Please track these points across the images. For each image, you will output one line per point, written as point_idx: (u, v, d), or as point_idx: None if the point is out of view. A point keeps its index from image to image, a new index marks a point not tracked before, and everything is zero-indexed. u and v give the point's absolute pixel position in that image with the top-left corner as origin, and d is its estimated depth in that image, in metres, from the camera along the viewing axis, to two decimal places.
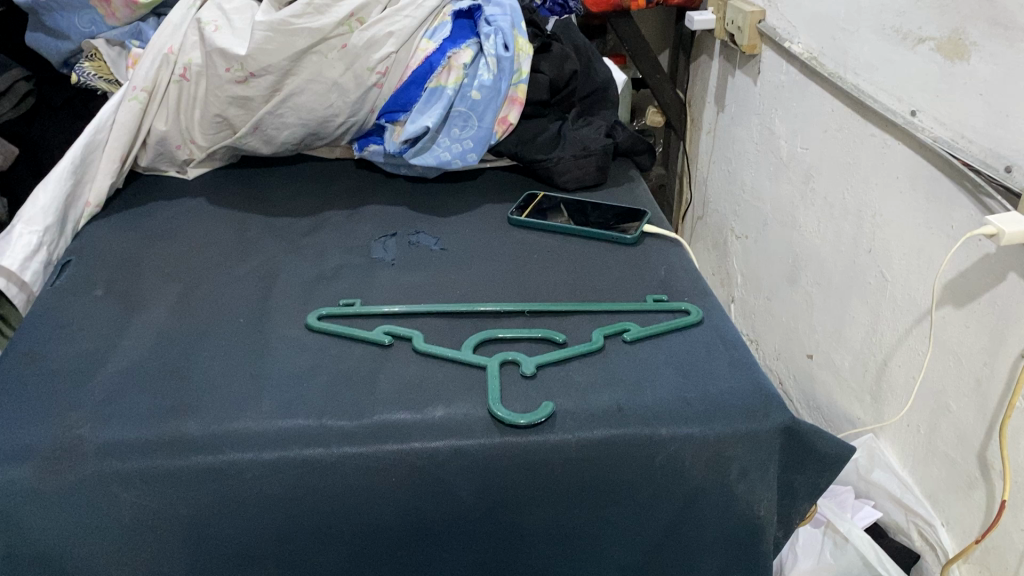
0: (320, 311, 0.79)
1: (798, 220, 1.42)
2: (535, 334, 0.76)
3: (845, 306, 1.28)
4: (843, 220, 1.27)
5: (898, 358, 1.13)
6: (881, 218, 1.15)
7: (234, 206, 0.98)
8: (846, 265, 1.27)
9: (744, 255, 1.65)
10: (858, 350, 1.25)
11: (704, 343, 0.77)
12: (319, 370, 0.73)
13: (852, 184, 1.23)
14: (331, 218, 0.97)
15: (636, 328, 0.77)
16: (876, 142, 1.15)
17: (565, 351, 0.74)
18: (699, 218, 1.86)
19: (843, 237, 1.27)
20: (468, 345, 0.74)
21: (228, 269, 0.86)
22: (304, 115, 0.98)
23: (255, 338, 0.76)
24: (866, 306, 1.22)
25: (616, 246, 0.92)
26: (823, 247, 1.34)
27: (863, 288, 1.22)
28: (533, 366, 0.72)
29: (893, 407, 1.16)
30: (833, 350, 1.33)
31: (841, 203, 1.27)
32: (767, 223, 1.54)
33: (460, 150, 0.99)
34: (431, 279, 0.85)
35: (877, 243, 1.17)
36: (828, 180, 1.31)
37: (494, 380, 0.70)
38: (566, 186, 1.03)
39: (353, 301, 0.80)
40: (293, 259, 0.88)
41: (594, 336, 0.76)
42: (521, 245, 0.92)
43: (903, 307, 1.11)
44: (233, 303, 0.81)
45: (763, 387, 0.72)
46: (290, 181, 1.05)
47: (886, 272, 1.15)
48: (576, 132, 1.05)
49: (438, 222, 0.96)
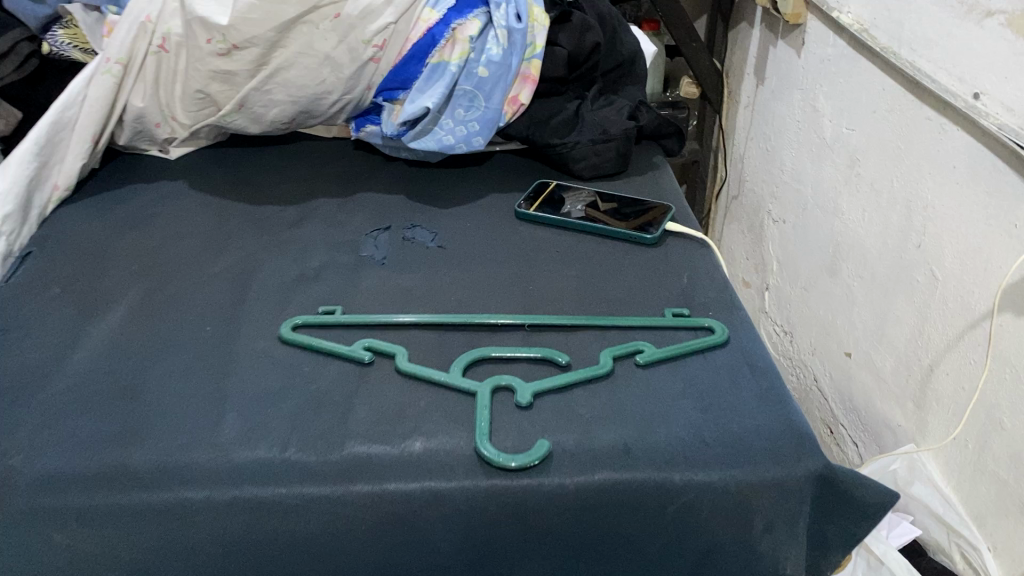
0: (295, 320, 0.70)
1: (842, 207, 1.30)
2: (535, 353, 0.67)
3: (891, 305, 1.17)
4: (892, 213, 1.15)
5: (947, 364, 1.02)
6: (935, 214, 1.04)
7: (215, 192, 0.90)
8: (893, 260, 1.16)
9: (781, 242, 1.54)
10: (902, 355, 1.14)
11: (729, 368, 0.67)
12: (290, 391, 0.64)
13: (905, 172, 1.11)
14: (320, 207, 0.88)
15: (650, 349, 0.68)
16: (932, 128, 1.03)
17: (567, 377, 0.65)
18: (732, 197, 1.74)
19: (892, 230, 1.15)
20: (457, 367, 0.65)
21: (202, 266, 0.78)
22: (294, 92, 0.89)
23: (219, 350, 0.68)
24: (913, 306, 1.11)
25: (634, 246, 0.82)
26: (868, 238, 1.23)
27: (911, 288, 1.11)
28: (529, 395, 0.63)
29: (940, 417, 1.05)
30: (873, 350, 1.23)
31: (891, 194, 1.15)
32: (807, 208, 1.42)
33: (465, 133, 0.89)
34: (424, 283, 0.76)
35: (928, 239, 1.06)
36: (875, 165, 1.19)
37: (484, 411, 0.61)
38: (583, 175, 0.92)
39: (333, 308, 0.72)
40: (275, 255, 0.80)
41: (602, 358, 0.66)
42: (529, 243, 0.82)
43: (955, 311, 1.00)
44: (201, 307, 0.73)
45: (792, 425, 0.62)
46: (280, 164, 0.95)
47: (939, 272, 1.04)
48: (597, 113, 0.95)
49: (438, 213, 0.87)
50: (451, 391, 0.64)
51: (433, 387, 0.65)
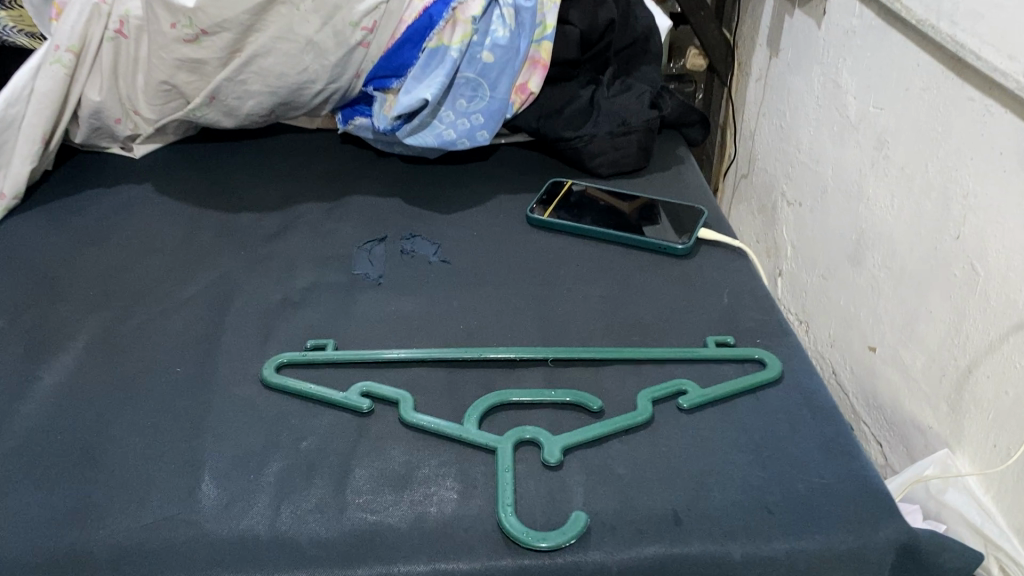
0: (281, 359, 0.60)
1: (871, 190, 1.06)
2: (563, 398, 0.58)
3: (917, 298, 0.92)
4: (924, 196, 0.91)
5: (987, 366, 0.77)
6: (972, 199, 0.80)
7: (186, 197, 0.79)
8: (926, 249, 0.90)
9: (796, 225, 1.34)
10: (928, 370, 0.90)
11: (786, 412, 0.58)
12: (277, 450, 0.55)
13: (943, 150, 0.86)
14: (306, 214, 0.77)
15: (694, 390, 0.59)
16: (975, 110, 0.80)
17: (601, 428, 0.55)
18: (740, 175, 1.60)
19: (921, 217, 0.92)
20: (472, 417, 0.56)
21: (170, 290, 0.68)
22: (272, 82, 0.78)
23: (192, 397, 0.58)
24: (947, 300, 0.86)
25: (664, 258, 0.72)
26: (897, 224, 0.98)
27: (943, 282, 0.86)
28: (558, 452, 0.54)
29: (971, 426, 0.79)
30: (900, 345, 0.98)
31: (924, 175, 0.91)
32: (829, 188, 1.21)
33: (468, 126, 0.79)
34: (428, 309, 0.66)
35: (967, 229, 0.81)
36: (904, 142, 0.96)
37: (506, 474, 0.52)
38: (600, 173, 0.82)
39: (324, 342, 0.62)
40: (255, 274, 0.70)
41: (640, 403, 0.57)
42: (544, 255, 0.73)
43: (993, 313, 0.76)
44: (170, 343, 0.63)
45: (864, 483, 0.54)
46: (260, 162, 0.85)
47: (980, 267, 0.79)
48: (614, 100, 0.84)
49: (439, 220, 0.77)
50: (466, 446, 0.55)
51: (445, 441, 0.56)
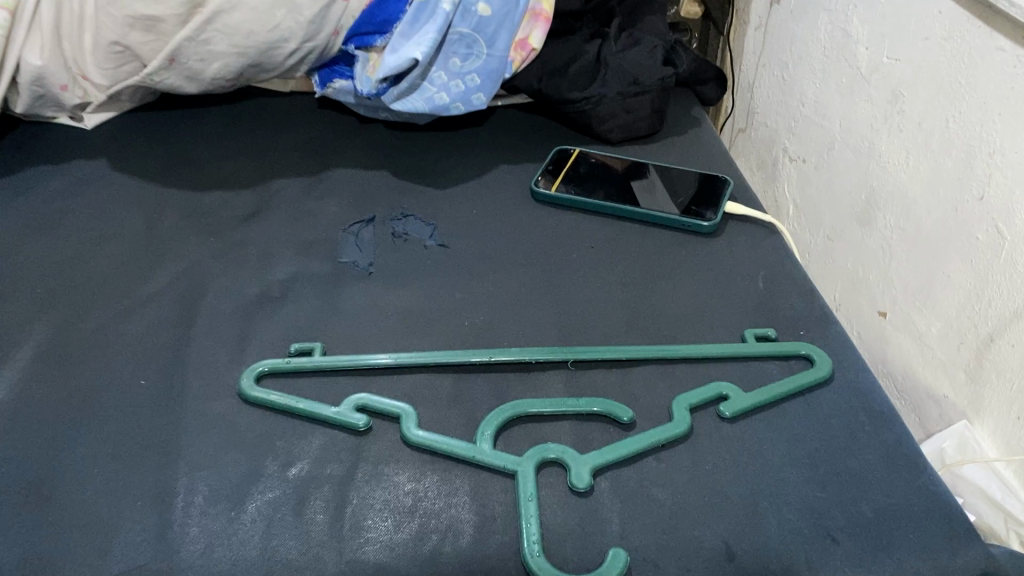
0: (261, 368, 0.52)
1: (884, 147, 0.76)
2: (589, 408, 0.50)
3: (929, 262, 0.69)
4: (944, 154, 0.67)
5: (1012, 334, 0.59)
6: (1008, 157, 0.59)
7: (145, 174, 0.70)
8: (946, 211, 0.67)
9: (800, 187, 0.95)
10: (940, 353, 0.68)
11: (839, 418, 0.51)
12: (261, 480, 0.47)
13: (966, 104, 0.63)
14: (283, 191, 0.69)
15: (736, 395, 0.52)
16: (1003, 61, 0.59)
17: (634, 445, 0.48)
18: (740, 130, 1.15)
19: (941, 176, 0.67)
20: (485, 435, 0.49)
21: (130, 285, 0.59)
22: (239, 42, 0.69)
23: (159, 416, 0.50)
24: (970, 267, 0.64)
25: (687, 237, 0.65)
26: (903, 181, 0.73)
27: (961, 246, 0.64)
28: (587, 475, 0.47)
29: (999, 397, 0.62)
30: (909, 317, 0.73)
31: (944, 127, 0.66)
32: (838, 143, 0.85)
33: (463, 89, 0.71)
34: (426, 304, 0.58)
35: (999, 186, 0.60)
36: (918, 87, 0.70)
37: (530, 504, 0.45)
38: (610, 139, 0.75)
39: (309, 347, 0.54)
40: (227, 264, 0.61)
41: (676, 413, 0.50)
42: (553, 236, 0.65)
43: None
44: (131, 350, 0.54)
45: (936, 500, 0.47)
46: (228, 132, 0.76)
47: (1006, 230, 0.59)
48: (624, 55, 0.74)
49: (434, 196, 0.69)
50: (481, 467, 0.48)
51: (456, 462, 0.48)
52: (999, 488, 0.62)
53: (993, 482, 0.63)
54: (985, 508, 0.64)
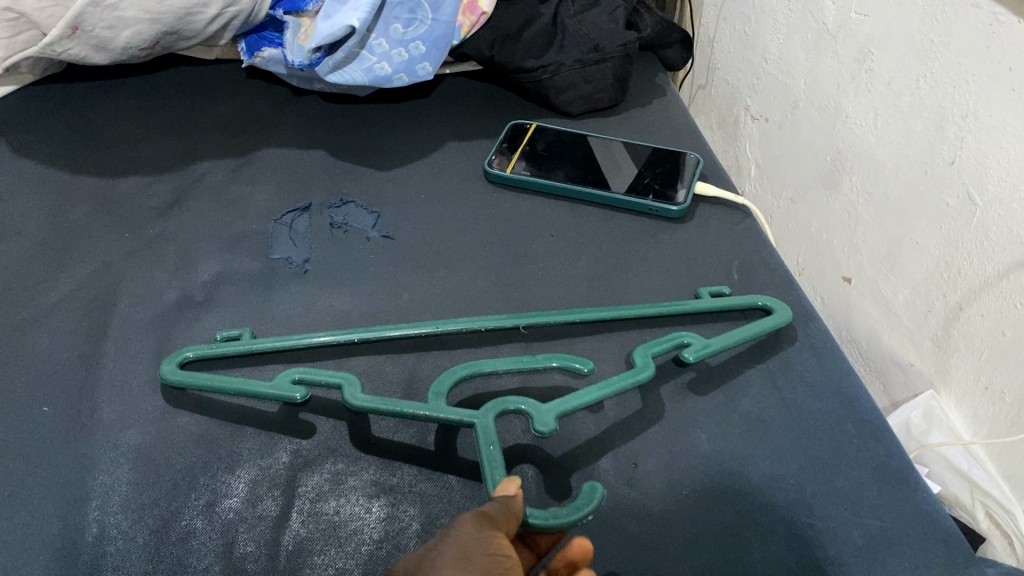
0: (186, 355, 0.47)
1: (851, 107, 0.66)
2: (546, 363, 0.45)
3: (895, 228, 0.62)
4: (913, 115, 0.58)
5: (982, 303, 0.54)
6: (985, 121, 0.51)
7: (49, 158, 0.63)
8: (914, 173, 0.59)
9: (762, 149, 0.83)
10: (905, 320, 0.62)
11: (825, 432, 0.47)
12: (183, 521, 0.41)
13: (939, 63, 0.55)
14: (208, 175, 0.62)
15: (697, 342, 0.48)
16: (977, 19, 0.51)
17: (600, 391, 0.44)
18: (700, 87, 0.99)
19: (908, 138, 0.59)
20: (441, 391, 0.43)
21: (32, 291, 0.53)
22: (152, 7, 0.62)
23: (66, 448, 0.44)
24: (940, 235, 0.57)
25: (654, 223, 0.59)
26: (868, 141, 0.64)
27: (930, 213, 0.57)
28: (553, 421, 0.41)
29: (966, 368, 0.56)
30: (874, 286, 0.66)
31: (913, 87, 0.58)
32: (802, 103, 0.74)
33: (406, 58, 0.64)
34: (368, 306, 0.52)
35: (974, 153, 0.53)
36: (886, 40, 0.61)
37: (493, 450, 0.40)
38: (569, 110, 0.68)
39: (238, 332, 0.49)
40: (143, 263, 0.55)
41: (639, 360, 0.46)
42: (509, 223, 0.59)
43: (1000, 251, 0.51)
44: (33, 369, 0.48)
45: (932, 522, 0.43)
46: (146, 106, 0.68)
47: (978, 198, 0.53)
48: (580, 18, 0.68)
49: (377, 178, 0.62)
50: (442, 480, 0.43)
51: (412, 484, 0.43)
52: (965, 459, 0.58)
53: (961, 454, 0.58)
54: (952, 479, 0.60)
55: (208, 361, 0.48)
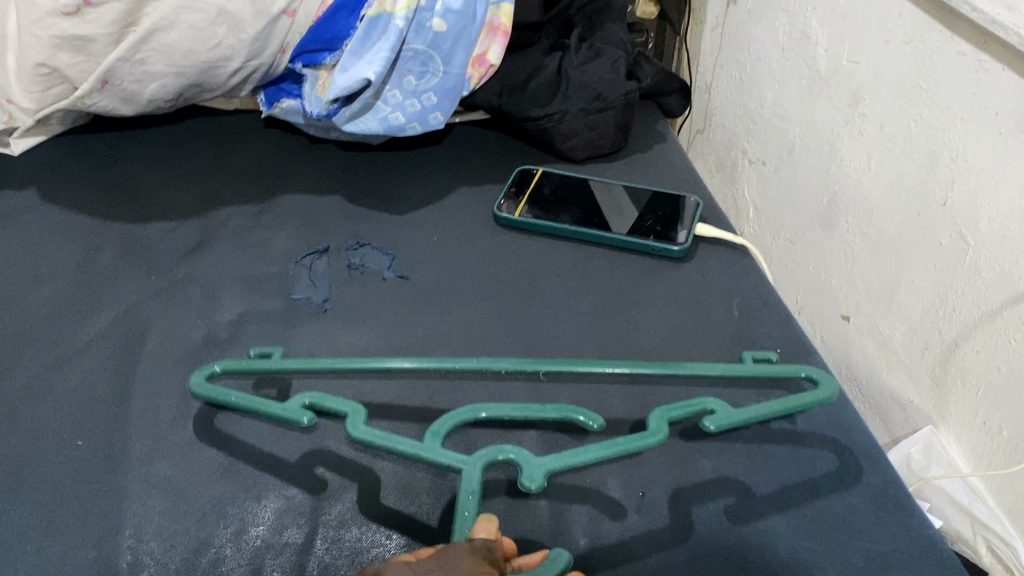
0: (213, 368, 0.50)
1: (845, 150, 0.69)
2: (553, 414, 0.45)
3: (891, 266, 0.64)
4: (906, 158, 0.61)
5: (977, 339, 0.56)
6: (975, 163, 0.54)
7: (78, 205, 0.66)
8: (908, 214, 0.62)
9: (760, 192, 0.87)
10: (903, 355, 0.64)
11: (824, 461, 0.49)
12: (213, 549, 0.43)
13: (929, 107, 0.58)
14: (230, 220, 0.65)
15: (721, 411, 0.47)
16: (967, 65, 0.54)
17: (601, 451, 0.43)
18: (698, 133, 1.02)
19: (903, 181, 0.62)
20: (438, 431, 0.44)
21: (65, 332, 0.55)
22: (177, 61, 0.65)
23: (100, 481, 0.46)
24: (934, 272, 0.59)
25: (656, 263, 0.62)
26: (863, 185, 0.67)
27: (925, 252, 0.60)
28: (541, 477, 0.42)
29: (964, 403, 0.59)
30: (871, 324, 0.68)
31: (905, 133, 0.61)
32: (798, 147, 0.77)
33: (419, 108, 0.67)
34: (385, 344, 0.55)
35: (965, 194, 0.55)
36: (878, 88, 0.64)
37: (470, 501, 0.41)
38: (574, 156, 0.71)
39: (270, 350, 0.52)
40: (169, 305, 0.57)
41: (654, 424, 0.46)
42: (518, 264, 0.62)
43: (994, 289, 0.54)
44: (67, 407, 0.50)
45: (928, 547, 0.45)
46: (170, 155, 0.71)
47: (970, 236, 0.56)
48: (585, 69, 0.71)
49: (391, 222, 0.65)
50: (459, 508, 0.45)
51: (430, 511, 0.45)
52: (965, 493, 0.60)
53: (960, 487, 0.60)
54: (954, 514, 0.61)
55: (234, 398, 0.50)
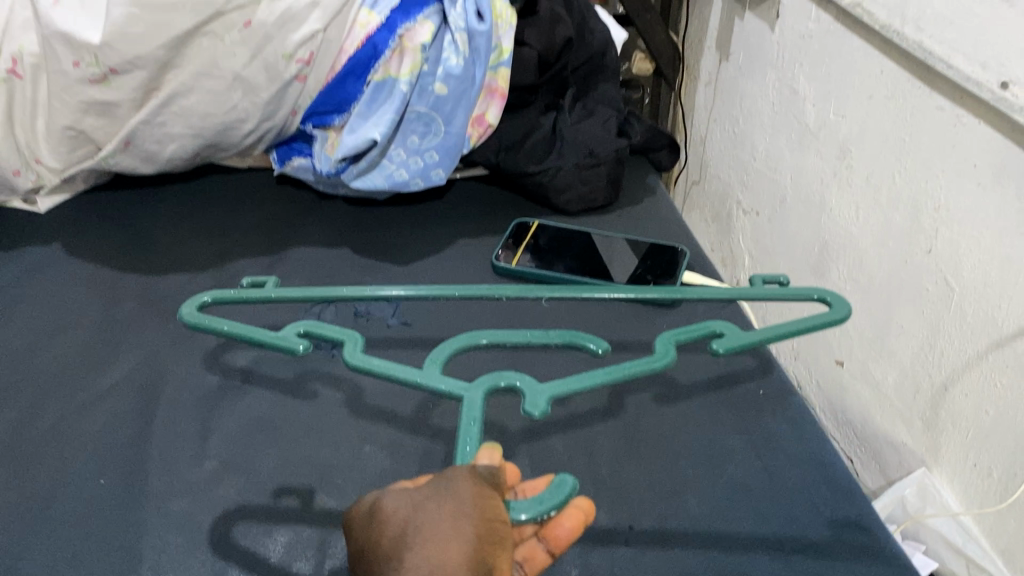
0: (204, 298, 0.50)
1: (834, 201, 0.73)
2: (555, 340, 0.44)
3: (881, 311, 0.68)
4: (892, 209, 0.65)
5: (965, 384, 0.59)
6: (955, 214, 0.58)
7: (100, 258, 0.70)
8: (897, 263, 0.65)
9: (753, 241, 0.90)
10: (897, 400, 0.67)
11: (806, 497, 0.52)
12: None
13: (911, 159, 0.62)
14: (242, 271, 0.69)
15: (731, 333, 0.46)
16: (944, 122, 0.58)
17: (604, 376, 0.42)
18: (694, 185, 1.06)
19: (891, 231, 0.65)
20: (438, 358, 0.43)
21: (89, 377, 0.59)
22: (195, 123, 0.69)
23: (120, 516, 0.49)
24: (921, 318, 0.63)
25: (647, 310, 0.65)
26: (853, 234, 0.71)
27: (913, 296, 0.63)
28: (544, 404, 0.41)
29: (956, 445, 0.61)
30: (865, 370, 0.71)
31: (891, 184, 0.65)
32: (789, 199, 0.81)
33: (422, 165, 0.71)
34: (391, 388, 0.58)
35: (948, 242, 0.59)
36: (864, 144, 0.68)
37: (472, 426, 0.39)
38: (568, 209, 0.75)
39: (263, 279, 0.53)
40: (186, 351, 0.61)
41: (661, 347, 0.45)
42: (515, 311, 0.65)
43: (978, 333, 0.57)
44: (91, 447, 0.54)
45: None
46: (186, 211, 0.76)
47: (954, 282, 0.59)
48: (578, 126, 0.76)
49: (395, 273, 0.69)
50: None
51: None
52: (960, 534, 0.62)
53: (954, 528, 0.62)
54: (952, 557, 0.63)
55: (248, 439, 0.54)
